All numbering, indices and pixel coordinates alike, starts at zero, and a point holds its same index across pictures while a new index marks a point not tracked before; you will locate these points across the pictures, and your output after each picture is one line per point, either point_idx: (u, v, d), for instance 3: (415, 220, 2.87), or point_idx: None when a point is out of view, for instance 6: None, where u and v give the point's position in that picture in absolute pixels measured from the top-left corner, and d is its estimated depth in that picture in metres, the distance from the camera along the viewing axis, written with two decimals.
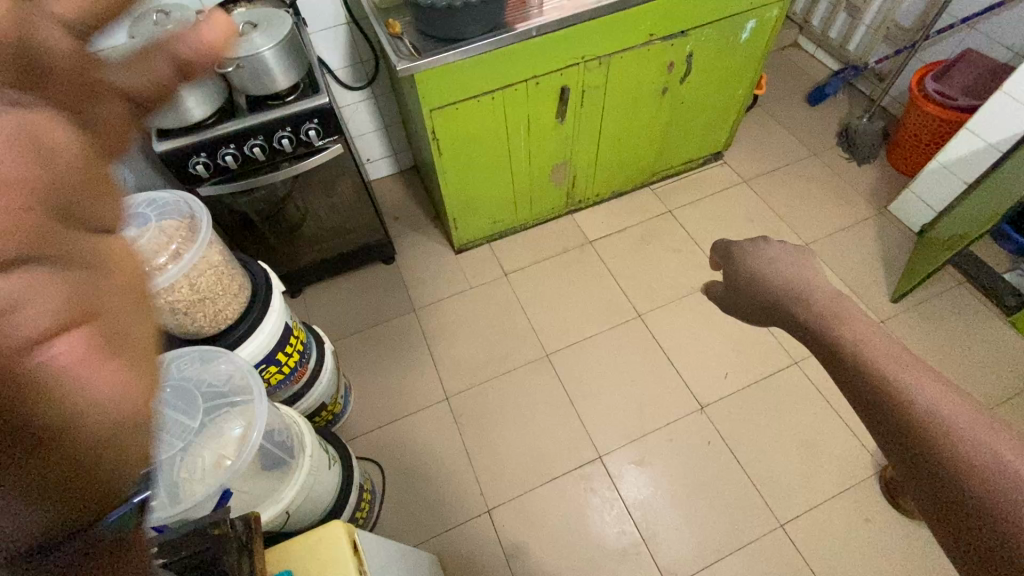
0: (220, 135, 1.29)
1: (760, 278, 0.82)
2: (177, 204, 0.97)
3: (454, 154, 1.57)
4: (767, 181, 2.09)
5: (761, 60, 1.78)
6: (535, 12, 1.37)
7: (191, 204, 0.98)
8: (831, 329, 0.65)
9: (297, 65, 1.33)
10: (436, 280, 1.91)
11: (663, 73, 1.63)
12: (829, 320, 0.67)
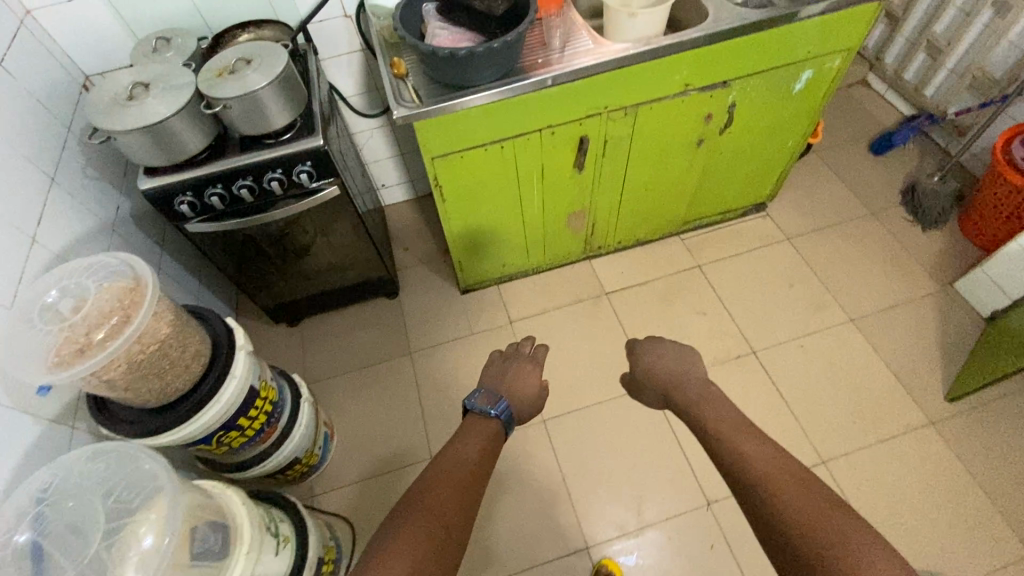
0: (207, 176, 1.22)
1: (655, 366, 1.24)
2: (123, 269, 0.90)
3: (459, 201, 1.46)
4: (814, 241, 1.87)
5: (817, 112, 1.57)
6: (554, 57, 1.23)
7: (133, 265, 0.91)
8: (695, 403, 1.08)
9: (294, 104, 1.24)
10: (437, 322, 1.80)
11: (699, 125, 1.45)
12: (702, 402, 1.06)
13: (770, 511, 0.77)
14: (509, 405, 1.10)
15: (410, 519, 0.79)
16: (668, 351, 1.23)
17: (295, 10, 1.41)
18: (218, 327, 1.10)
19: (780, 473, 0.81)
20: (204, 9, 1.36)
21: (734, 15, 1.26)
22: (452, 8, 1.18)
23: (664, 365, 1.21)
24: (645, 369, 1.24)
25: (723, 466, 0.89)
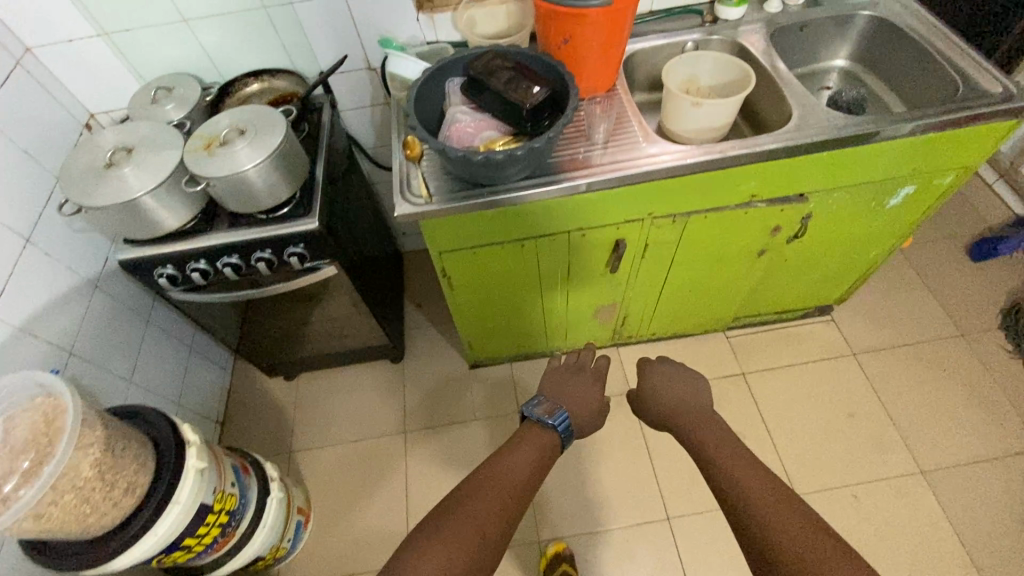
0: (188, 251, 1.09)
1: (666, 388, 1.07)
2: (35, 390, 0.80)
3: (470, 290, 1.28)
4: (885, 360, 1.59)
5: (911, 227, 1.30)
6: (593, 156, 1.03)
7: (47, 384, 0.81)
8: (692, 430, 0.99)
9: (290, 179, 1.10)
10: (440, 397, 1.63)
11: (764, 236, 1.21)
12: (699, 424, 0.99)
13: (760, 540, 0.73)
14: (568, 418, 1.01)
15: (465, 504, 0.79)
16: (675, 378, 1.08)
17: (314, 62, 1.27)
18: (162, 426, 0.96)
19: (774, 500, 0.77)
20: (216, 54, 1.23)
21: (823, 123, 1.03)
22: (477, 91, 1.00)
23: (672, 388, 1.07)
24: (658, 391, 1.07)
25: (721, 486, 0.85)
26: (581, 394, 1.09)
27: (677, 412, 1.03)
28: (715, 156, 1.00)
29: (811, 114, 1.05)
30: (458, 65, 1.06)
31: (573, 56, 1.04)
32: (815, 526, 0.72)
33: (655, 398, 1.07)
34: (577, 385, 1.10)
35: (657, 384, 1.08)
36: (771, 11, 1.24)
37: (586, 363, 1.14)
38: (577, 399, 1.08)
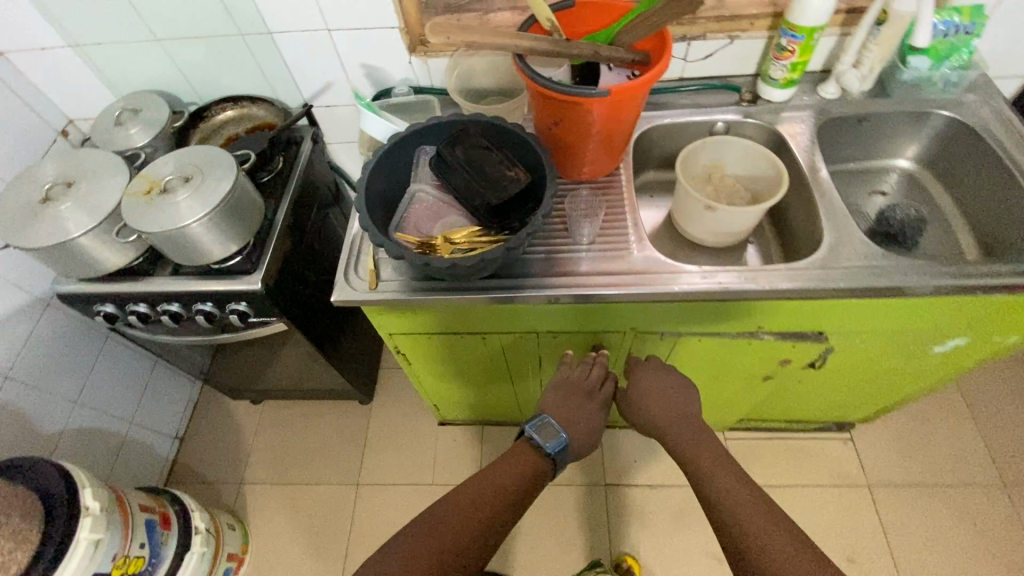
0: (126, 293, 1.02)
1: (655, 392, 0.94)
2: None
3: (429, 367, 1.16)
4: (906, 501, 1.37)
5: (958, 374, 1.08)
6: (571, 261, 0.88)
7: None
8: (685, 435, 0.88)
9: (238, 233, 1.00)
10: (402, 452, 1.53)
11: (770, 364, 1.03)
12: (692, 433, 0.88)
13: (736, 539, 0.71)
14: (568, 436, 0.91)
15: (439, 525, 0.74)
16: (670, 385, 0.95)
17: (297, 93, 1.16)
18: (55, 484, 0.90)
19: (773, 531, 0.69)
20: (195, 74, 1.14)
21: (859, 259, 0.84)
22: (444, 171, 0.87)
23: (662, 394, 0.93)
24: (649, 399, 0.94)
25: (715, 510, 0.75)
26: (584, 413, 0.94)
27: (668, 416, 0.91)
28: (714, 286, 0.83)
29: (846, 245, 0.86)
30: (431, 133, 0.92)
31: (564, 141, 0.89)
32: (789, 521, 0.70)
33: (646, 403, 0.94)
34: (586, 409, 0.94)
35: (651, 394, 0.94)
36: (825, 97, 1.04)
37: (594, 385, 0.97)
38: (578, 422, 0.93)
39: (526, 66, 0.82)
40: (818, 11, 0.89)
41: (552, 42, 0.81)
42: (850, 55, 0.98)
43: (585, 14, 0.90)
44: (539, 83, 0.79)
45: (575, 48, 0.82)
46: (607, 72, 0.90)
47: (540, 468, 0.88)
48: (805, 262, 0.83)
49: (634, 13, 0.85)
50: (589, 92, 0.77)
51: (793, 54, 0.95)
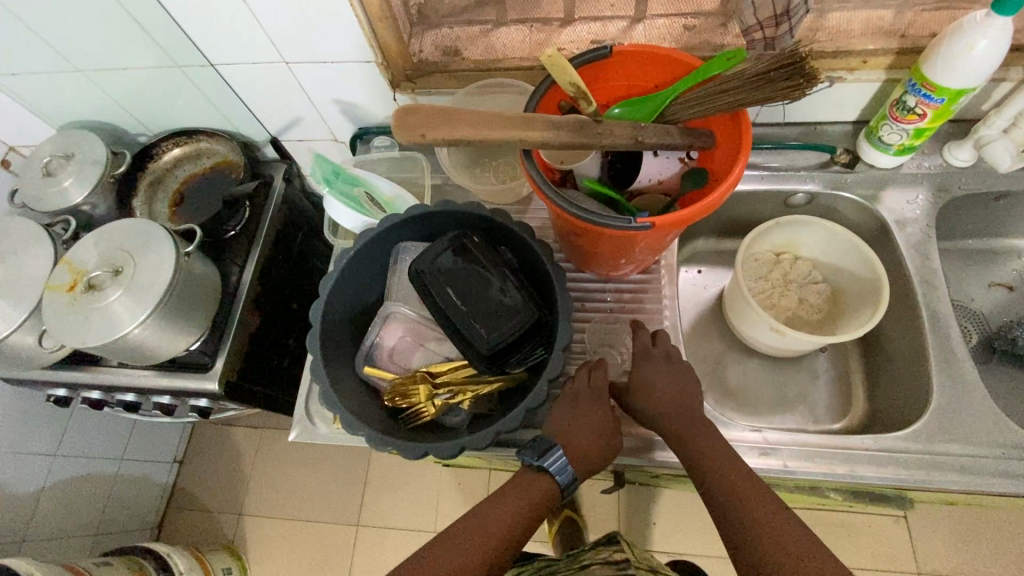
0: (73, 381, 0.88)
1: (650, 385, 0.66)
2: None
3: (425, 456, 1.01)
4: None
5: None
6: None
7: None
8: (694, 438, 0.62)
9: (187, 331, 0.82)
10: (402, 492, 1.44)
11: (829, 502, 0.84)
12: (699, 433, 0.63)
13: None
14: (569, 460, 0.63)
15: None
16: (666, 364, 0.67)
17: (260, 128, 0.94)
18: None
19: None
20: (137, 104, 0.93)
21: (977, 439, 0.63)
22: (427, 290, 0.66)
23: (660, 378, 0.66)
24: (643, 389, 0.66)
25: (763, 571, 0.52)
26: (590, 427, 0.65)
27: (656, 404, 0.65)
28: (776, 467, 0.64)
29: (960, 415, 0.65)
30: (409, 227, 0.70)
31: (584, 246, 0.68)
32: None
33: (638, 395, 0.66)
34: (598, 418, 0.65)
35: (643, 381, 0.66)
36: (953, 165, 0.76)
37: (596, 387, 0.67)
38: (587, 435, 0.65)
39: (537, 168, 0.59)
40: (976, 69, 0.61)
41: (576, 130, 0.57)
42: (1004, 118, 0.69)
43: (625, 66, 0.64)
44: (555, 206, 0.57)
45: (609, 138, 0.58)
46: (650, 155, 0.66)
47: (541, 498, 0.63)
48: (901, 442, 0.63)
49: (698, 76, 0.60)
50: (624, 226, 0.55)
51: (922, 119, 0.68)
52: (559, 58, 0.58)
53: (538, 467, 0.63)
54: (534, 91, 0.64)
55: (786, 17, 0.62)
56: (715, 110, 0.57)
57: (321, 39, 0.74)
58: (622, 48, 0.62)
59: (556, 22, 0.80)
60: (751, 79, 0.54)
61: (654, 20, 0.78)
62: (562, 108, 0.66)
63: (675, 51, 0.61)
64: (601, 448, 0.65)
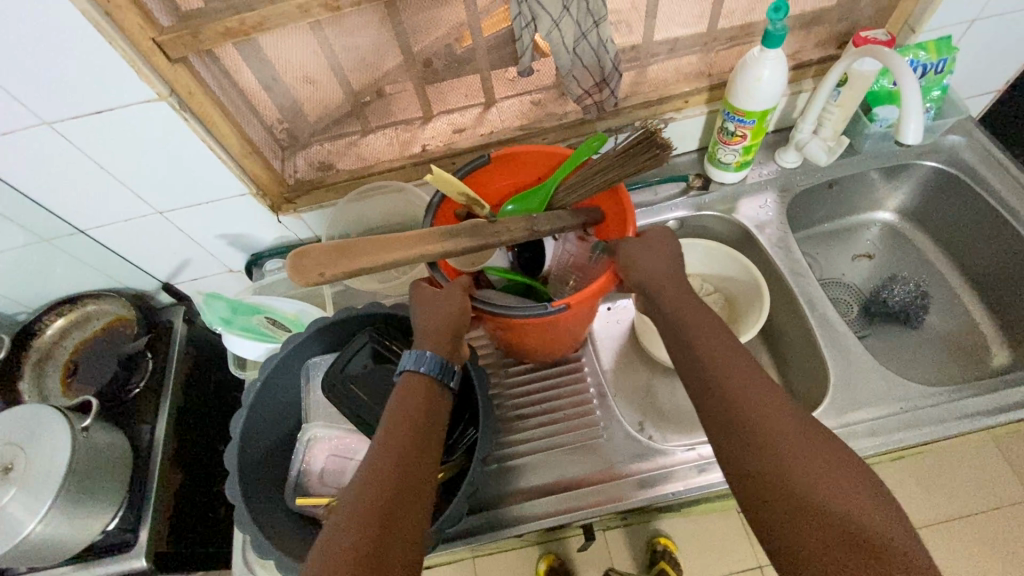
0: None
1: (650, 254, 0.61)
2: None
3: None
4: (942, 547, 1.23)
5: None
6: (521, 470, 0.72)
7: None
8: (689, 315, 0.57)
9: (99, 512, 0.76)
10: None
11: None
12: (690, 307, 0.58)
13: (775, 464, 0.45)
14: (412, 354, 0.58)
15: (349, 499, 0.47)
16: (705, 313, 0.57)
17: (149, 277, 0.92)
18: None
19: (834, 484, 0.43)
20: (9, 284, 0.89)
21: (877, 402, 0.70)
22: (341, 398, 0.65)
23: (656, 256, 0.61)
24: (633, 261, 0.60)
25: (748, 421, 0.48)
26: (437, 311, 0.60)
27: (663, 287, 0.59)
28: (716, 480, 0.69)
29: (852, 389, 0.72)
30: (311, 344, 0.69)
31: (510, 341, 0.70)
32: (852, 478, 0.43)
33: (633, 265, 0.60)
34: (435, 295, 0.61)
35: (626, 262, 0.60)
36: (786, 167, 0.87)
37: (418, 292, 0.63)
38: (436, 314, 0.60)
39: (441, 274, 0.63)
40: (775, 94, 0.72)
41: (475, 232, 0.61)
42: (810, 122, 0.81)
43: (505, 166, 0.71)
44: (481, 309, 0.60)
45: (508, 233, 0.62)
46: (549, 240, 0.74)
47: (421, 382, 0.56)
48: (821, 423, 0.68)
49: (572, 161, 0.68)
50: (546, 313, 0.59)
51: (744, 138, 0.78)
52: (443, 172, 0.62)
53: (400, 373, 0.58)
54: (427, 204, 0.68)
55: (606, 84, 0.71)
56: (595, 185, 0.66)
57: (190, 186, 0.76)
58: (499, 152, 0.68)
59: (417, 121, 0.86)
60: (620, 157, 0.63)
61: (504, 102, 0.87)
62: (459, 214, 0.70)
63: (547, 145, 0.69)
64: (454, 316, 0.60)
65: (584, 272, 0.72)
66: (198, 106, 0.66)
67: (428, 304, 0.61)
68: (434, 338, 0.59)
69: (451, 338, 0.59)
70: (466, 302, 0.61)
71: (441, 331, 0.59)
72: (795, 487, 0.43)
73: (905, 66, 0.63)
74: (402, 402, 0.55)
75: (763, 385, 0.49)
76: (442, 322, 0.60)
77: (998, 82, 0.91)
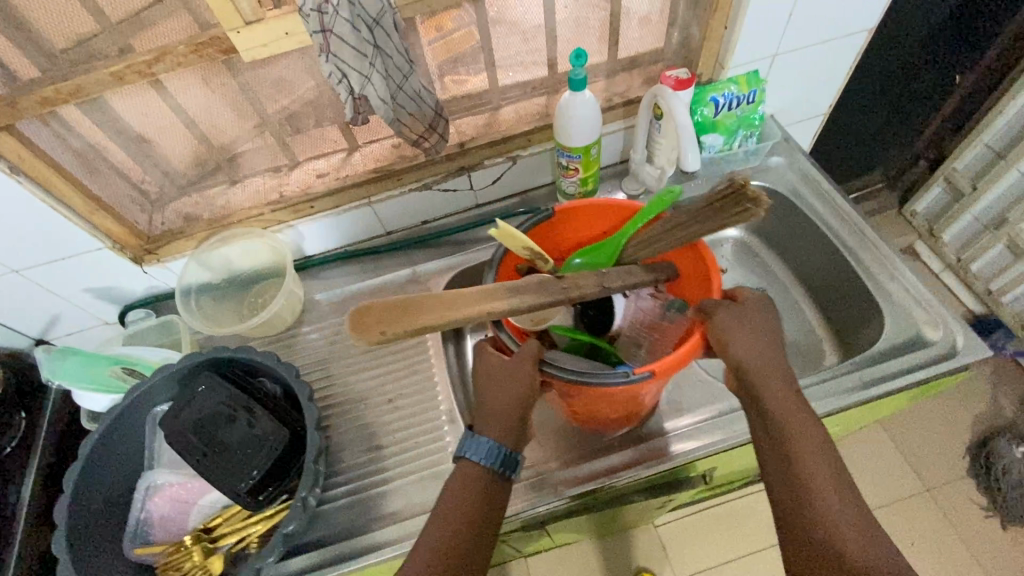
0: None
1: (742, 326, 0.64)
2: None
3: None
4: None
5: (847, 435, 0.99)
6: (381, 497, 0.73)
7: None
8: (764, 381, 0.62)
9: None
10: None
11: (657, 497, 0.90)
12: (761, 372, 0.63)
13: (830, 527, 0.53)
14: (484, 440, 0.62)
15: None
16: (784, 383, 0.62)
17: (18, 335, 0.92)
18: None
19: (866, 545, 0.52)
20: None
21: None
22: (179, 443, 0.65)
23: (746, 328, 0.64)
24: (730, 334, 0.63)
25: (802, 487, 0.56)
26: (506, 384, 0.64)
27: (753, 356, 0.63)
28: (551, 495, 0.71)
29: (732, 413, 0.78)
30: (161, 391, 0.70)
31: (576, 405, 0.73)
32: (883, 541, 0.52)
33: (736, 336, 0.63)
34: (505, 365, 0.65)
35: (725, 335, 0.63)
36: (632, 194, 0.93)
37: (488, 358, 0.67)
38: (504, 384, 0.64)
39: (507, 335, 0.67)
40: (590, 132, 0.79)
41: (542, 289, 0.64)
42: (642, 147, 0.89)
43: (568, 221, 0.77)
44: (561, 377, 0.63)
45: (578, 289, 0.67)
46: (622, 296, 0.79)
47: (485, 470, 0.61)
48: None
49: (642, 216, 0.72)
50: (621, 382, 0.61)
51: (578, 171, 0.84)
52: (509, 228, 0.65)
53: (462, 456, 0.62)
54: (491, 258, 0.72)
55: (433, 130, 0.77)
56: (672, 240, 0.69)
57: (41, 245, 0.77)
58: (561, 208, 0.75)
59: (283, 168, 0.88)
60: (702, 209, 0.64)
61: (368, 146, 0.89)
62: (521, 269, 0.74)
63: (614, 201, 0.75)
64: (523, 392, 0.64)
65: (657, 331, 0.77)
66: (30, 169, 0.69)
67: (496, 369, 0.66)
68: (505, 413, 0.64)
69: (519, 411, 0.64)
70: (534, 369, 0.64)
71: (512, 405, 0.64)
72: (830, 536, 0.53)
73: (681, 106, 0.79)
74: (457, 488, 0.61)
75: (823, 454, 0.57)
76: (514, 395, 0.64)
77: (818, 109, 1.01)
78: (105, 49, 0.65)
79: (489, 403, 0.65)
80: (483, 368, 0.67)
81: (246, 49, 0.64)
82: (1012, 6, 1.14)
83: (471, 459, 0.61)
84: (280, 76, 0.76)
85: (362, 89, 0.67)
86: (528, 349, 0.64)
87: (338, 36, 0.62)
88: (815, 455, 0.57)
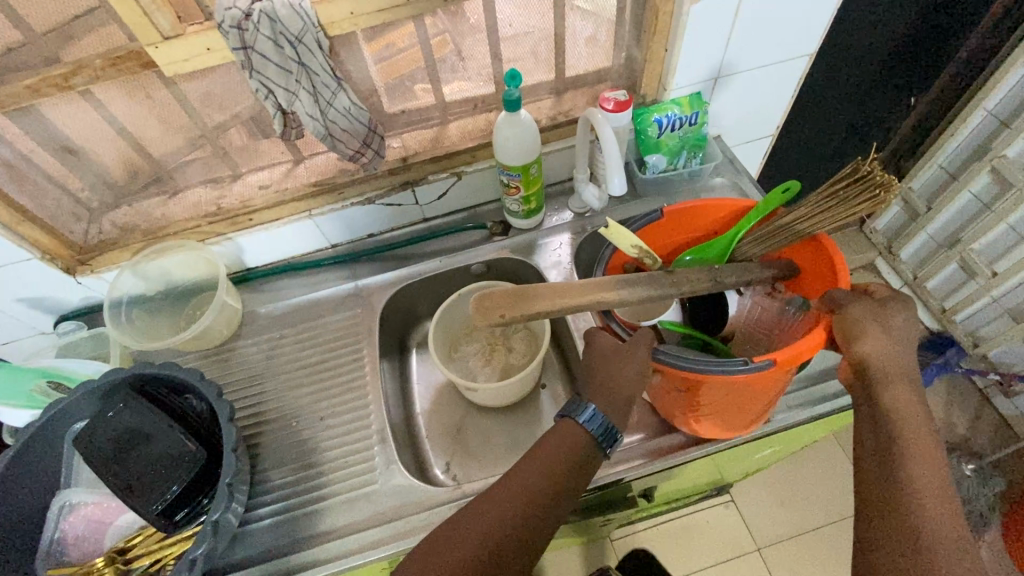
0: None
1: (878, 331, 0.60)
2: None
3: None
4: (795, 555, 1.30)
5: (791, 453, 1.00)
6: (311, 515, 0.71)
7: None
8: (886, 382, 0.59)
9: None
10: None
11: (599, 514, 0.90)
12: (889, 373, 0.59)
13: (905, 522, 0.54)
14: (599, 410, 0.64)
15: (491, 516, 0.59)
16: (909, 394, 0.59)
17: None
18: None
19: (944, 556, 0.51)
20: None
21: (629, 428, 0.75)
22: (93, 460, 0.64)
23: (885, 336, 0.60)
24: (863, 336, 0.59)
25: (891, 480, 0.56)
26: (622, 362, 0.65)
27: (885, 357, 0.59)
28: None
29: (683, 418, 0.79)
30: (82, 405, 0.69)
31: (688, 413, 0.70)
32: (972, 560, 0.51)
33: (869, 337, 0.59)
34: (618, 347, 0.66)
35: (852, 335, 0.60)
36: (577, 212, 0.94)
37: (600, 340, 0.68)
38: (619, 363, 0.65)
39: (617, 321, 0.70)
40: (524, 150, 0.79)
41: (653, 283, 0.68)
42: (583, 167, 0.87)
43: (674, 226, 0.79)
44: (678, 367, 0.62)
45: (689, 284, 0.70)
46: (734, 292, 0.78)
47: (583, 437, 0.64)
48: None
49: (753, 216, 0.73)
50: (746, 371, 0.60)
51: (519, 189, 0.85)
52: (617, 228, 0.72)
53: (570, 419, 0.65)
54: (599, 257, 0.76)
55: (367, 147, 0.77)
56: (791, 233, 0.68)
57: None
58: (670, 209, 0.76)
59: (225, 179, 0.87)
60: (818, 202, 0.65)
61: (312, 159, 0.88)
62: (627, 267, 0.78)
63: (721, 200, 0.76)
64: (638, 377, 0.64)
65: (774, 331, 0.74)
66: None
67: (609, 351, 0.67)
68: (615, 391, 0.65)
69: (631, 392, 0.65)
70: (649, 355, 0.64)
71: (622, 383, 0.64)
72: (917, 548, 0.52)
73: (607, 128, 0.75)
74: (552, 440, 0.64)
75: (931, 465, 0.56)
76: (631, 375, 0.64)
77: (767, 128, 1.03)
78: (25, 60, 0.64)
79: (602, 377, 0.66)
80: (594, 353, 0.69)
81: (167, 63, 0.63)
82: (962, 31, 1.16)
83: (576, 423, 0.64)
84: (213, 90, 0.75)
85: (290, 105, 0.67)
86: (642, 335, 0.65)
87: (259, 53, 0.62)
88: (921, 459, 0.56)
